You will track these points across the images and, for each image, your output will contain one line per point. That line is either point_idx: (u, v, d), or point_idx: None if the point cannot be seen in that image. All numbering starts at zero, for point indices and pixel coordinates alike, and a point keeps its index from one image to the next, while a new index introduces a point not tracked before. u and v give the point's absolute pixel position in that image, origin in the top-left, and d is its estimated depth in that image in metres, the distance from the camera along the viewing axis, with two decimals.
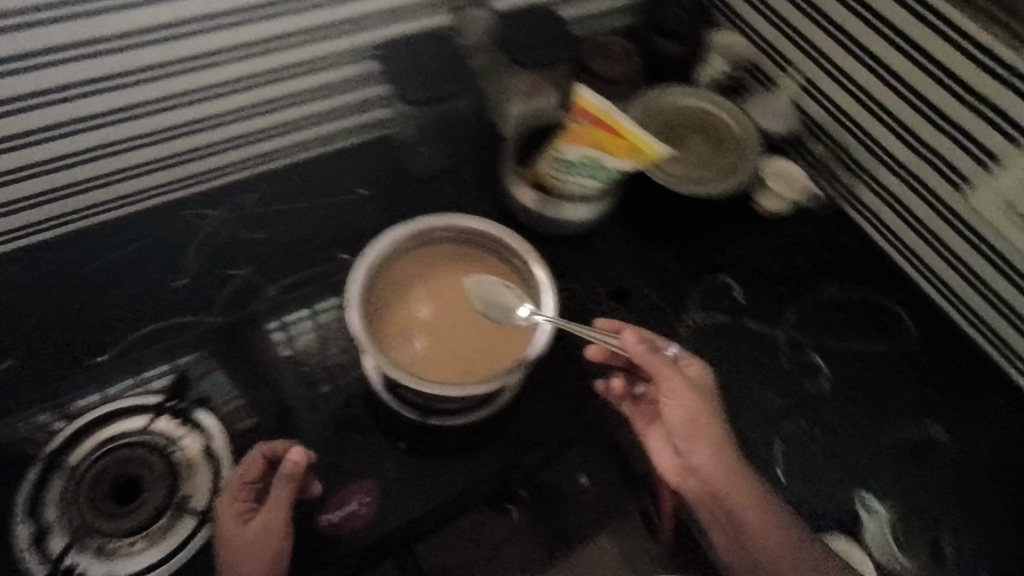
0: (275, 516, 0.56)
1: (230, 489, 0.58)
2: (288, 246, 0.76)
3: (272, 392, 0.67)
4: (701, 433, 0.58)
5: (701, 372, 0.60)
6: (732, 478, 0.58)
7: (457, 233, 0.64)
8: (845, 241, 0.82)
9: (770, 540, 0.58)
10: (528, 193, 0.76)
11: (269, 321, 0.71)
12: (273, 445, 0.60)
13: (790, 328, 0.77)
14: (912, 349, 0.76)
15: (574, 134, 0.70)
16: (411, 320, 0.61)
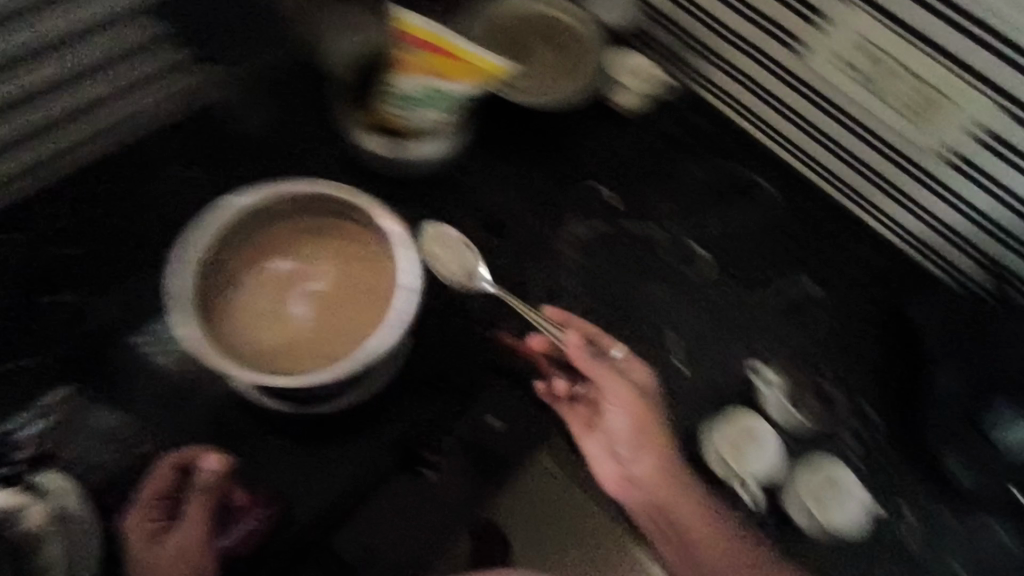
0: (196, 528, 0.55)
1: (139, 508, 0.56)
2: (123, 251, 0.67)
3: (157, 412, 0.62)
4: (645, 434, 0.62)
5: (644, 377, 0.64)
6: (672, 484, 0.63)
7: (298, 205, 0.56)
8: (705, 121, 0.81)
9: (710, 538, 0.63)
10: (375, 140, 0.70)
11: (133, 336, 0.64)
12: (184, 454, 0.58)
13: (667, 220, 0.77)
14: (782, 214, 0.78)
15: (406, 64, 0.64)
16: (265, 312, 0.55)
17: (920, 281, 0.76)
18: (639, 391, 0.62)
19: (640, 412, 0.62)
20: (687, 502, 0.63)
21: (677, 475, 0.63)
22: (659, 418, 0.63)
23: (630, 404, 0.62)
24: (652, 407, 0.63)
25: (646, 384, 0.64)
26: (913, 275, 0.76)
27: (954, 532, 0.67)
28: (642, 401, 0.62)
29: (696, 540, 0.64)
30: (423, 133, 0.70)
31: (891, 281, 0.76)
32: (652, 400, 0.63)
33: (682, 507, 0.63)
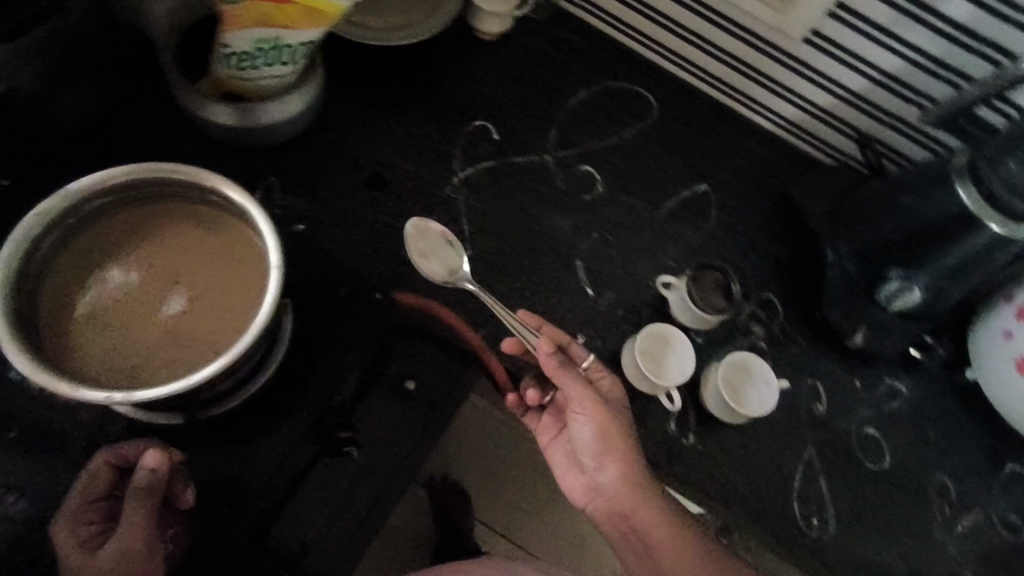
0: (135, 534, 0.48)
1: (66, 521, 0.50)
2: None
3: (41, 450, 0.55)
4: (612, 442, 0.56)
5: (614, 385, 0.60)
6: (640, 494, 0.56)
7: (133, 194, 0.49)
8: (574, 37, 0.79)
9: (682, 553, 0.56)
10: (221, 109, 0.62)
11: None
12: (120, 451, 0.52)
13: (552, 146, 0.75)
14: (663, 120, 0.77)
15: (233, 16, 0.54)
16: (124, 329, 0.48)
17: (798, 164, 0.78)
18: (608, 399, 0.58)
19: (608, 418, 0.56)
20: (650, 508, 0.56)
21: (645, 485, 0.56)
22: (629, 425, 0.58)
23: (598, 412, 0.56)
24: (622, 412, 0.58)
25: (614, 393, 0.59)
26: (792, 160, 0.78)
27: (861, 393, 0.72)
28: (613, 406, 0.58)
29: (665, 558, 0.56)
30: (273, 90, 0.63)
31: (774, 170, 0.78)
32: (620, 407, 0.58)
33: (649, 520, 0.56)
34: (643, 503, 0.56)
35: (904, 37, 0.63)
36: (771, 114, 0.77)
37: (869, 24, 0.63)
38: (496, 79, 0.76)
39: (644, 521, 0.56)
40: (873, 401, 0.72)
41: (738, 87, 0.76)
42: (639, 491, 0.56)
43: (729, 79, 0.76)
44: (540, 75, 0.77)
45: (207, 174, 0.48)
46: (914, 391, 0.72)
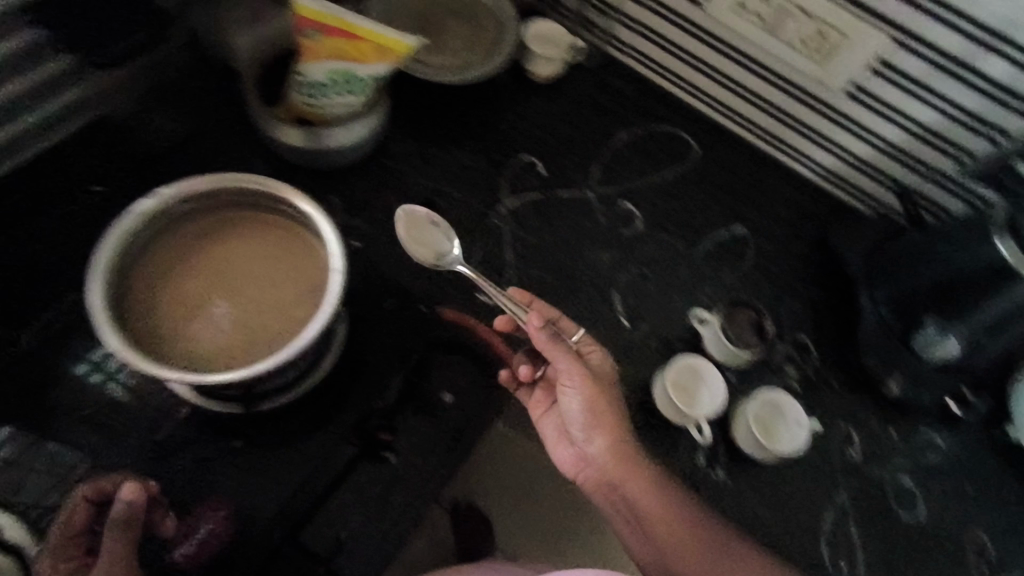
0: (116, 564, 0.49)
1: (49, 558, 0.50)
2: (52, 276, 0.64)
3: (104, 440, 0.59)
4: (600, 416, 0.60)
5: (605, 360, 0.63)
6: (627, 463, 0.60)
7: (207, 204, 0.54)
8: (623, 84, 0.83)
9: (669, 519, 0.59)
10: (291, 132, 0.67)
11: (75, 367, 0.60)
12: (98, 484, 0.52)
13: (596, 184, 0.78)
14: (705, 166, 0.80)
15: (311, 51, 0.60)
16: (202, 313, 0.52)
17: (837, 213, 0.80)
18: (598, 373, 0.61)
19: (597, 393, 0.59)
20: (639, 474, 0.59)
21: (634, 453, 0.60)
22: (618, 398, 0.61)
23: (589, 388, 0.59)
24: (612, 387, 0.61)
25: (606, 367, 0.62)
26: (832, 209, 0.80)
27: (898, 443, 0.71)
28: (603, 381, 0.61)
29: (653, 521, 0.59)
30: (340, 116, 0.68)
31: (813, 218, 0.80)
32: (611, 382, 0.61)
33: (636, 487, 0.59)
34: (630, 470, 0.59)
35: (945, 94, 0.65)
36: (811, 164, 0.79)
37: (912, 83, 0.66)
38: (545, 120, 0.80)
39: (632, 488, 0.59)
40: (909, 453, 0.71)
41: (779, 137, 0.79)
42: (626, 458, 0.60)
43: (771, 129, 0.79)
44: (587, 117, 0.81)
45: (278, 184, 0.53)
46: (952, 446, 0.71)
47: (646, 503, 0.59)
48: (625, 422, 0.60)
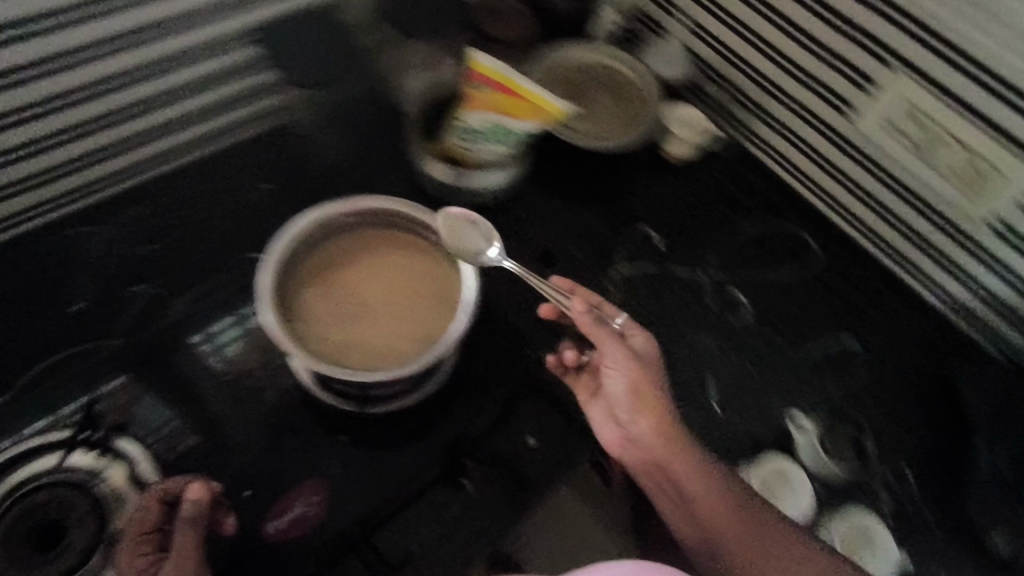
0: (187, 557, 0.52)
1: (124, 553, 0.53)
2: (194, 250, 0.70)
3: (201, 408, 0.62)
4: (646, 401, 0.57)
5: (649, 341, 0.60)
6: (675, 446, 0.57)
7: (367, 220, 0.61)
8: (755, 178, 0.85)
9: (719, 509, 0.57)
10: (440, 167, 0.74)
11: (191, 336, 0.65)
12: (167, 483, 0.55)
13: (711, 269, 0.80)
14: (826, 273, 0.80)
15: (473, 100, 0.68)
16: (340, 310, 0.58)
17: (958, 347, 0.77)
18: (643, 356, 0.59)
19: (643, 380, 0.57)
20: (686, 458, 0.57)
21: (680, 438, 0.58)
22: (663, 381, 0.59)
23: (635, 374, 0.57)
24: (657, 371, 0.59)
25: (651, 349, 0.60)
26: (952, 341, 0.77)
27: None
28: (648, 364, 0.58)
29: (704, 510, 0.57)
30: (485, 163, 0.74)
31: (932, 345, 0.77)
32: (656, 366, 0.59)
33: (685, 473, 0.57)
34: (679, 451, 0.57)
35: None
36: (941, 292, 0.77)
37: None
38: (668, 196, 0.84)
39: (680, 469, 0.57)
40: None
41: (910, 258, 0.77)
42: (672, 440, 0.57)
43: (901, 249, 0.77)
44: (712, 201, 0.84)
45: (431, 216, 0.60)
46: None
47: (695, 485, 0.57)
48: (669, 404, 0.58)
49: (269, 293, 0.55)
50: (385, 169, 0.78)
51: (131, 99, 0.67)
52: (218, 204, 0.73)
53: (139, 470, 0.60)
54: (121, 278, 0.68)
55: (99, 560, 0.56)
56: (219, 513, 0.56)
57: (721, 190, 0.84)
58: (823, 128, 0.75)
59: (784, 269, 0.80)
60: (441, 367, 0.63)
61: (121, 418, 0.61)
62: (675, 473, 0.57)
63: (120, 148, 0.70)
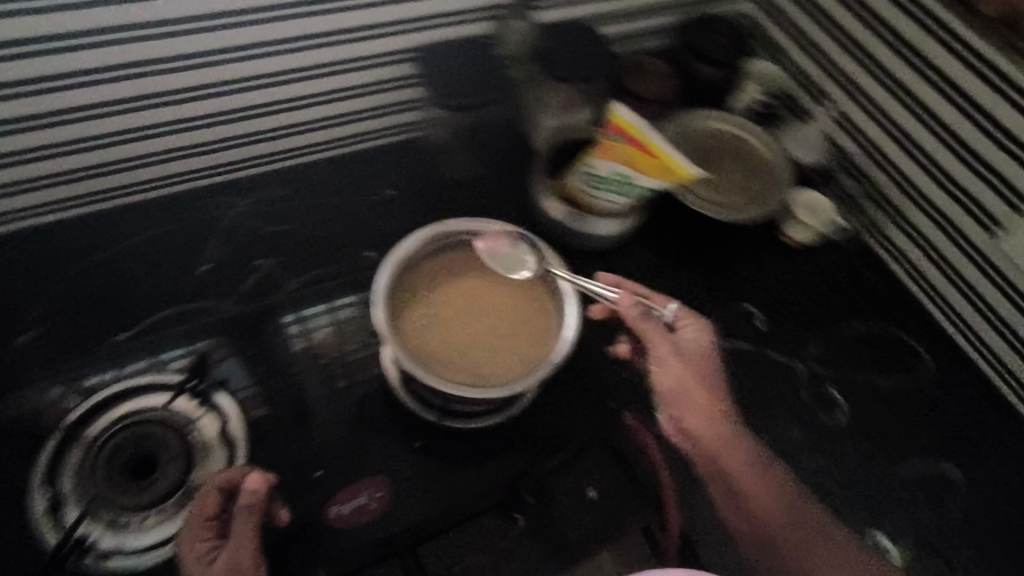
0: (246, 546, 0.51)
1: (184, 538, 0.51)
2: (311, 241, 0.75)
3: (279, 383, 0.64)
4: (689, 386, 0.62)
5: (702, 329, 0.64)
6: (720, 428, 0.61)
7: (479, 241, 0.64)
8: (871, 276, 0.82)
9: (763, 494, 0.60)
10: (556, 206, 0.76)
11: (286, 315, 0.69)
12: (229, 472, 0.54)
13: (812, 362, 0.76)
14: (934, 387, 0.76)
15: (606, 151, 0.69)
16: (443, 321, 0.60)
17: None
18: (690, 345, 0.63)
19: (687, 369, 0.62)
20: (726, 442, 0.61)
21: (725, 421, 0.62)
22: (711, 368, 0.63)
23: (679, 366, 0.62)
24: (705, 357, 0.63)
25: (703, 337, 0.63)
26: None
27: None
28: (694, 352, 0.63)
29: (753, 498, 0.60)
30: (600, 209, 0.76)
31: None
32: (708, 352, 0.63)
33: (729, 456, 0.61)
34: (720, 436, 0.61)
35: None
36: None
37: None
38: (778, 276, 0.82)
39: (721, 455, 0.61)
40: None
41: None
42: (714, 425, 0.61)
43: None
44: (824, 291, 0.81)
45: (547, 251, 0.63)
46: None
47: (737, 471, 0.60)
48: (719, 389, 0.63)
49: (385, 291, 0.59)
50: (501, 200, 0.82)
51: (295, 94, 0.73)
52: (340, 203, 0.79)
53: (228, 428, 0.61)
54: (245, 250, 0.73)
55: (175, 508, 0.55)
56: (274, 505, 0.54)
57: (838, 281, 0.82)
58: (959, 238, 0.73)
59: (893, 379, 0.76)
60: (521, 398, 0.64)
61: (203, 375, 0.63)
62: (718, 457, 0.61)
63: (278, 132, 0.75)
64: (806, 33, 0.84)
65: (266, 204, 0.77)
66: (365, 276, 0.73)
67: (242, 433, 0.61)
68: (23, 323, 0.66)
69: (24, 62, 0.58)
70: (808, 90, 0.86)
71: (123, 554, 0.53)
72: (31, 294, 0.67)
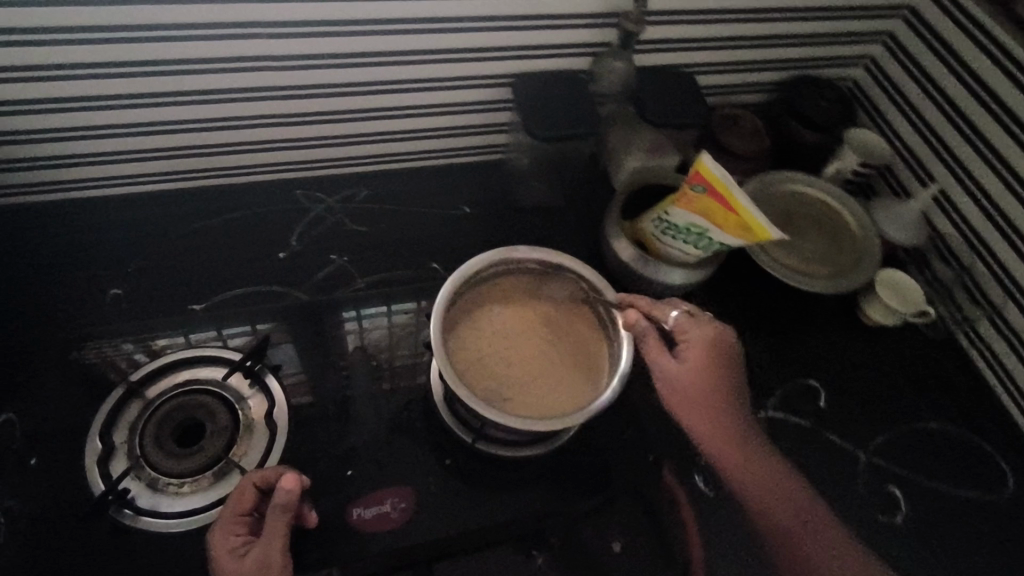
0: (274, 545, 0.51)
1: (218, 530, 0.52)
2: (383, 243, 0.77)
3: (329, 374, 0.66)
4: (694, 397, 0.60)
5: (710, 334, 0.61)
6: (727, 433, 0.60)
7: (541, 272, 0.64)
8: (953, 374, 0.79)
9: (772, 504, 0.60)
10: (628, 249, 0.74)
11: (348, 311, 0.71)
12: (264, 472, 0.55)
13: (873, 451, 0.72)
14: (1008, 500, 0.71)
15: (686, 201, 0.67)
16: (494, 344, 0.61)
17: None
18: (695, 354, 0.60)
19: (691, 379, 0.60)
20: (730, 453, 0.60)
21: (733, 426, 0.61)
22: (720, 374, 0.60)
23: (684, 377, 0.60)
24: (713, 365, 0.60)
25: (712, 343, 0.61)
26: None
27: None
28: (700, 361, 0.60)
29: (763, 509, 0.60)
30: (673, 258, 0.73)
31: None
32: (717, 360, 0.60)
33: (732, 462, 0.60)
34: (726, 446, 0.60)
35: None
36: None
37: None
38: (851, 355, 0.78)
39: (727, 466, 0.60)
40: None
41: None
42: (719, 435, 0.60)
43: None
44: (902, 374, 0.78)
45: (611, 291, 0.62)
46: None
47: (744, 480, 0.60)
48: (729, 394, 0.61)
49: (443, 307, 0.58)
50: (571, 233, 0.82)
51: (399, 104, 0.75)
52: (418, 213, 0.81)
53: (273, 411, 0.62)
54: (319, 242, 0.76)
55: (210, 480, 0.57)
56: (303, 506, 0.54)
57: (919, 366, 0.79)
58: None
59: (961, 486, 0.71)
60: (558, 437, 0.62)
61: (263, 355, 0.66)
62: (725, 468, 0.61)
63: (373, 136, 0.78)
64: (918, 111, 0.83)
65: (349, 203, 0.80)
66: (427, 286, 0.74)
67: (284, 419, 0.61)
68: (113, 278, 0.70)
69: (155, 44, 0.61)
70: (912, 170, 0.86)
71: (155, 516, 0.55)
72: (124, 253, 0.72)
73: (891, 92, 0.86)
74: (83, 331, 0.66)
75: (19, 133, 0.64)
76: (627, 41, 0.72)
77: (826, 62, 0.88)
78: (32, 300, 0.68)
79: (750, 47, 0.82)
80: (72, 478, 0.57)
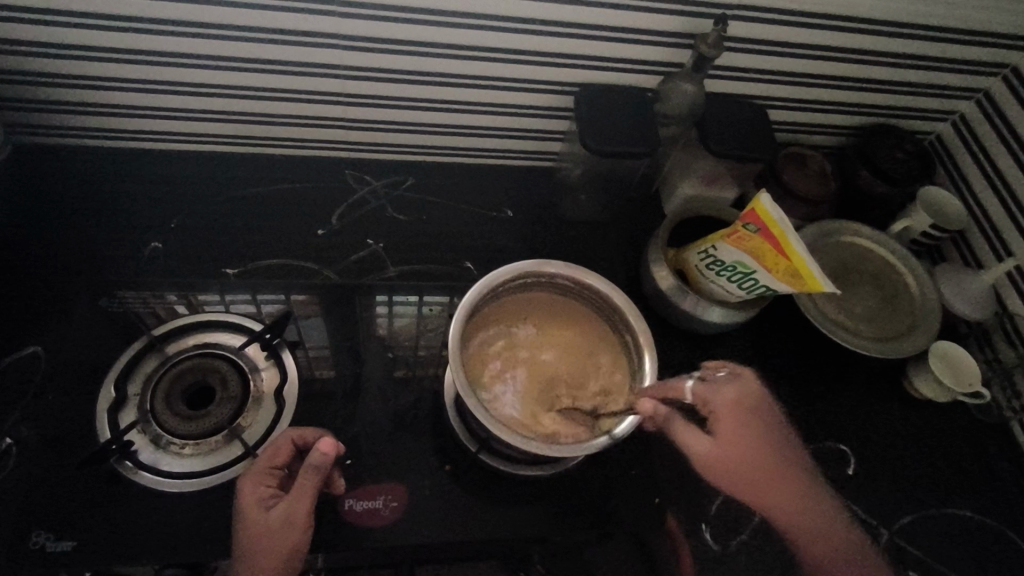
0: (301, 504, 0.50)
1: (249, 479, 0.51)
2: (426, 234, 0.77)
3: (348, 354, 0.65)
4: (737, 469, 0.55)
5: (732, 392, 0.56)
6: (779, 487, 0.56)
7: (530, 282, 0.63)
8: (1002, 464, 0.73)
9: (837, 542, 0.56)
10: (667, 278, 0.71)
11: (379, 295, 0.70)
12: (306, 432, 0.54)
13: (896, 530, 0.67)
14: None
15: (737, 240, 0.62)
16: (512, 350, 0.60)
17: None
18: (727, 419, 0.55)
19: (733, 453, 0.55)
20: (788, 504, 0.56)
21: (780, 476, 0.56)
22: (756, 426, 0.56)
23: (725, 449, 0.54)
24: (748, 425, 0.55)
25: (740, 402, 0.56)
26: None
27: None
28: (733, 428, 0.55)
29: (830, 556, 0.56)
30: (714, 295, 0.70)
31: None
32: (750, 413, 0.56)
33: (799, 514, 0.56)
34: (783, 496, 0.56)
35: None
36: None
37: None
38: (889, 423, 0.74)
39: (786, 516, 0.56)
40: None
41: None
42: (774, 490, 0.56)
43: None
44: (943, 452, 0.73)
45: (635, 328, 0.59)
46: None
47: (802, 524, 0.56)
48: (769, 449, 0.56)
49: (476, 295, 0.58)
50: (613, 251, 0.80)
51: (463, 99, 0.74)
52: (462, 209, 0.80)
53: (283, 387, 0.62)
54: (361, 224, 0.76)
55: (213, 446, 0.57)
56: (331, 466, 0.54)
57: (963, 448, 0.74)
58: None
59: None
60: (549, 467, 0.60)
61: (291, 326, 0.66)
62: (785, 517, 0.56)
63: (436, 127, 0.78)
64: (1005, 178, 0.77)
65: (395, 189, 0.80)
66: (461, 283, 0.73)
67: (295, 396, 0.61)
68: (158, 231, 0.72)
69: (231, 9, 0.61)
70: (989, 240, 0.80)
71: (154, 473, 0.56)
72: (172, 207, 0.74)
73: (976, 152, 0.81)
74: (120, 276, 0.67)
75: (87, 78, 0.66)
76: (700, 63, 0.68)
77: (913, 112, 0.83)
78: (78, 240, 0.70)
79: (833, 86, 0.78)
80: (83, 420, 0.58)
